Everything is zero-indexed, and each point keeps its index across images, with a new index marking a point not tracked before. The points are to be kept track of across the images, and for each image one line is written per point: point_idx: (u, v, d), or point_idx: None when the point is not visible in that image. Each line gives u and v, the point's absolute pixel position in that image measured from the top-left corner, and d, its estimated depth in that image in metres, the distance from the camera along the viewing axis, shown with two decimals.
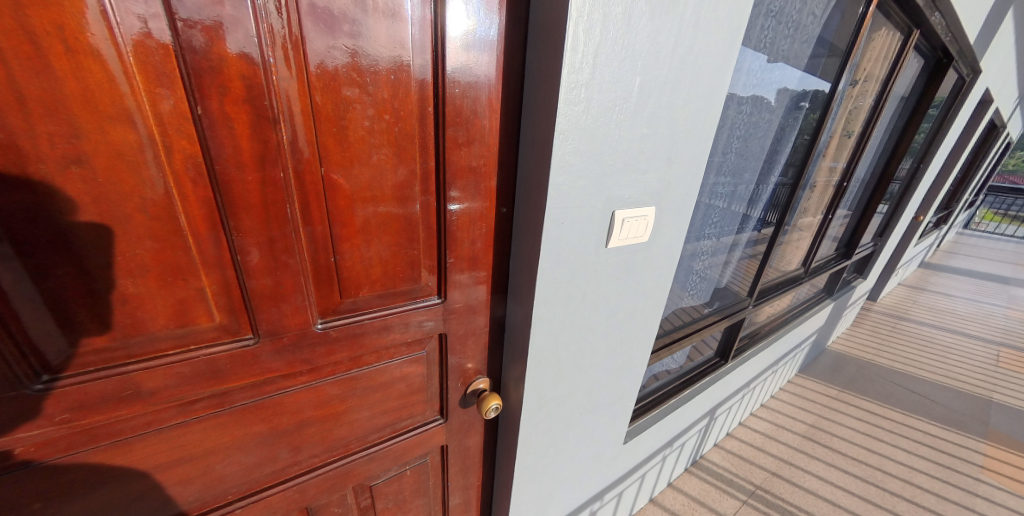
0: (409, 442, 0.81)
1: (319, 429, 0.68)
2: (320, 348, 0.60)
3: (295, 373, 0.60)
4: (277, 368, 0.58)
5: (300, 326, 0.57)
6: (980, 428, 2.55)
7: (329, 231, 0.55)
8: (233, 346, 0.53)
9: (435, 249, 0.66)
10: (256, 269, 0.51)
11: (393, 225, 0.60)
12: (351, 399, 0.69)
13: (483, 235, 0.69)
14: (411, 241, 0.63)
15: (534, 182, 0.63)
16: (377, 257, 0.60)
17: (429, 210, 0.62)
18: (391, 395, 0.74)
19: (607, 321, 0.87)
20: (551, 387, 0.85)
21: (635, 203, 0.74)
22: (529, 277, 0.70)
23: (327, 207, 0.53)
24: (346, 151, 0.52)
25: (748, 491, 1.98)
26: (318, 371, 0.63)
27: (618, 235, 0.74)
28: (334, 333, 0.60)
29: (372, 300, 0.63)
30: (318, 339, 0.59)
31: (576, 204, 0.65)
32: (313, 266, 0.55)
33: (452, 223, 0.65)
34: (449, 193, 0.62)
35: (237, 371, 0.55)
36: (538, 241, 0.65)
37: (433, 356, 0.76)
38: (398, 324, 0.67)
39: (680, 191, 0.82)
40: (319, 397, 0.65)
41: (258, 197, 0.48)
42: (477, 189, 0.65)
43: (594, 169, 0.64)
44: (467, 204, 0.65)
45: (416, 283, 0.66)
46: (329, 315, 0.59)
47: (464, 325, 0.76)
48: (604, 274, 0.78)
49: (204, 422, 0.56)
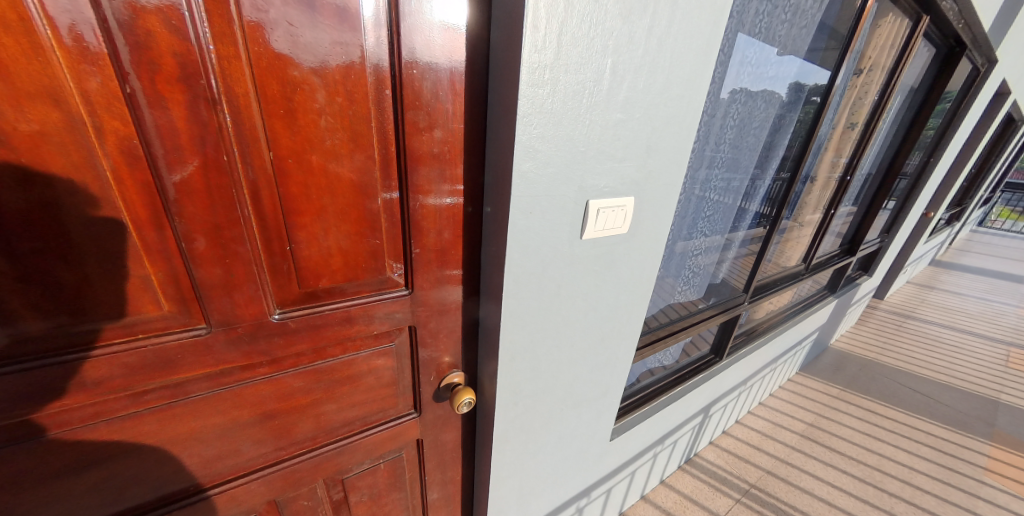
0: (382, 436, 0.80)
1: (283, 421, 0.67)
2: (278, 339, 0.59)
3: (253, 363, 0.59)
4: (233, 359, 0.56)
5: (255, 316, 0.55)
6: (985, 428, 2.50)
7: (284, 220, 0.53)
8: (182, 336, 0.51)
9: (401, 240, 0.64)
10: (203, 257, 0.50)
11: (353, 214, 0.58)
12: (317, 392, 0.68)
13: (450, 225, 0.67)
14: (373, 232, 0.61)
15: (500, 170, 0.61)
16: (336, 247, 0.59)
17: (390, 199, 0.60)
18: (360, 389, 0.73)
19: (584, 315, 0.85)
20: (527, 382, 0.84)
21: (611, 192, 0.71)
22: (498, 269, 0.67)
23: (279, 194, 0.51)
24: (297, 135, 0.50)
25: (742, 489, 1.96)
26: (279, 363, 0.61)
27: (593, 227, 0.71)
28: (293, 324, 0.59)
29: (335, 291, 0.61)
30: (276, 330, 0.58)
31: (544, 193, 0.62)
32: (267, 256, 0.54)
33: (417, 213, 0.63)
34: (412, 180, 0.60)
35: (189, 362, 0.53)
36: (505, 231, 0.63)
37: (404, 350, 0.75)
38: (363, 316, 0.65)
39: (660, 181, 0.79)
40: (282, 389, 0.64)
41: (201, 183, 0.46)
42: (442, 177, 0.63)
43: (564, 156, 0.61)
44: (432, 194, 0.63)
45: (381, 274, 0.64)
46: (287, 305, 0.58)
47: (435, 318, 0.74)
48: (580, 267, 0.76)
49: (158, 414, 0.55)
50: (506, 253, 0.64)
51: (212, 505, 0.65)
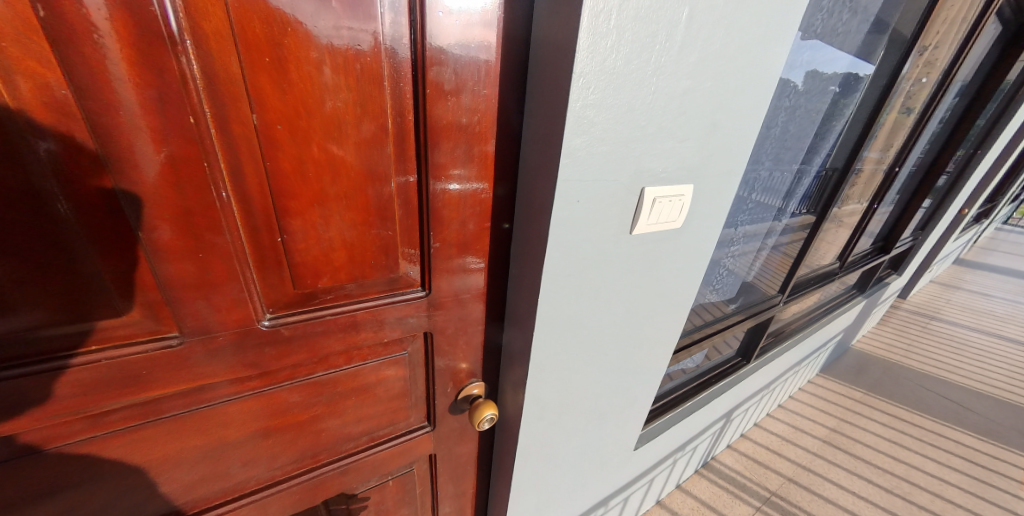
0: (391, 452, 0.71)
1: (279, 439, 0.57)
2: (271, 349, 0.49)
3: (242, 377, 0.49)
4: (216, 374, 0.46)
5: (240, 322, 0.45)
6: (1018, 439, 2.38)
7: (274, 205, 0.42)
8: (150, 347, 0.41)
9: (418, 232, 0.53)
10: (171, 251, 0.39)
11: (360, 199, 0.47)
12: (318, 406, 0.58)
13: (476, 215, 0.56)
14: (384, 222, 0.50)
15: (543, 148, 0.49)
16: (339, 240, 0.48)
17: (406, 182, 0.49)
18: (367, 401, 0.64)
19: (622, 321, 0.74)
20: (555, 394, 0.74)
21: (667, 179, 0.59)
22: (533, 269, 0.57)
23: (268, 171, 0.41)
24: (288, 95, 0.39)
25: (762, 497, 1.87)
26: (273, 375, 0.52)
27: (645, 220, 0.60)
28: (289, 332, 0.49)
29: (339, 293, 0.51)
30: (267, 338, 0.48)
31: (595, 178, 0.51)
32: (253, 250, 0.43)
33: (437, 199, 0.52)
34: (433, 159, 0.49)
35: (161, 378, 0.43)
36: (545, 224, 0.52)
37: (418, 359, 0.65)
38: (371, 321, 0.55)
39: (721, 166, 0.66)
40: (277, 405, 0.55)
41: (165, 154, 0.35)
42: (469, 155, 0.51)
43: (622, 131, 0.49)
44: (458, 177, 0.52)
45: (393, 273, 0.54)
46: (280, 310, 0.48)
47: (454, 323, 0.64)
48: (623, 267, 0.65)
49: (126, 437, 0.45)
50: (544, 251, 0.53)
51: None
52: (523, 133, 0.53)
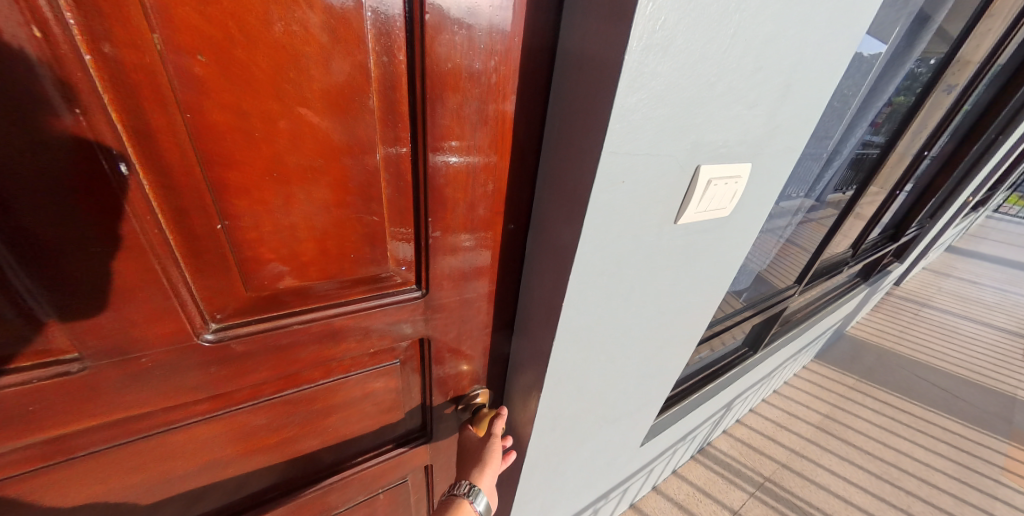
0: (382, 468, 0.62)
1: (243, 465, 0.47)
2: (222, 368, 0.38)
3: (185, 404, 0.38)
4: (145, 404, 0.35)
5: (174, 338, 0.34)
6: (1004, 427, 2.42)
7: (206, 178, 0.30)
8: (42, 377, 0.29)
9: (413, 217, 0.41)
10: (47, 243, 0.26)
11: (334, 173, 0.34)
12: (291, 425, 0.48)
13: (487, 197, 0.44)
14: (368, 204, 0.37)
15: (581, 111, 0.37)
16: (307, 227, 0.36)
17: (397, 151, 0.37)
18: (353, 416, 0.54)
19: (650, 324, 0.63)
20: (570, 404, 0.64)
21: (726, 156, 0.47)
22: (556, 265, 0.46)
23: (192, 128, 0.28)
24: (214, 10, 0.25)
25: (757, 483, 1.87)
26: (228, 397, 0.41)
27: (694, 208, 0.48)
28: (245, 348, 0.38)
29: (311, 296, 0.40)
30: (214, 356, 0.36)
31: (647, 153, 0.39)
32: (180, 241, 0.31)
33: (438, 175, 0.39)
34: (434, 119, 0.36)
35: (66, 413, 0.32)
36: (578, 212, 0.40)
37: (411, 368, 0.54)
38: (354, 328, 0.44)
39: (786, 143, 0.54)
40: (237, 430, 0.44)
41: (0, 89, 0.22)
42: (481, 116, 0.39)
43: (687, 89, 0.37)
44: (466, 146, 0.39)
45: (381, 270, 0.42)
46: (231, 320, 0.36)
47: (455, 327, 0.53)
48: (660, 263, 0.54)
49: (28, 484, 0.34)
50: (574, 246, 0.42)
51: None
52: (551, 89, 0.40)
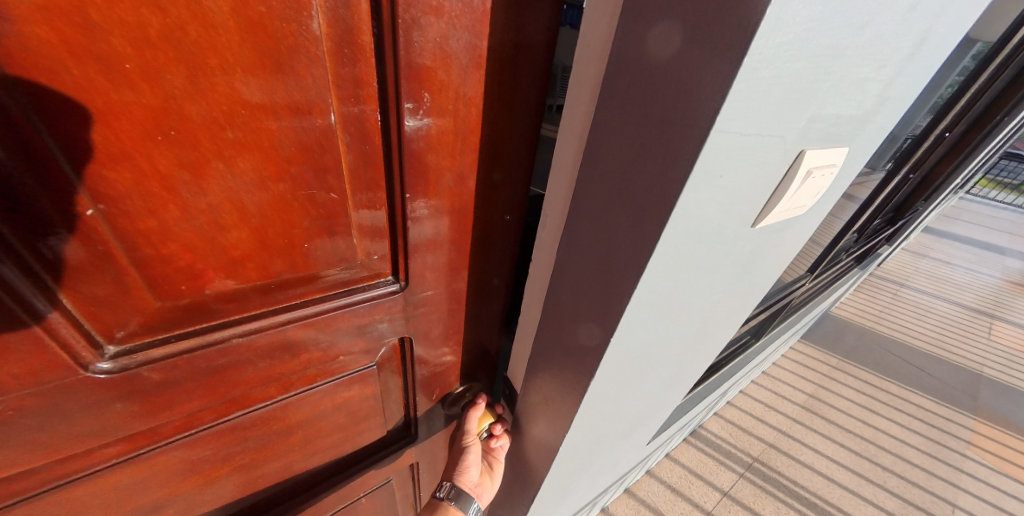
0: (361, 478, 0.54)
1: (190, 501, 0.40)
2: (136, 397, 0.29)
3: (85, 451, 0.29)
4: (15, 465, 0.26)
5: (53, 370, 0.24)
6: (970, 402, 2.52)
7: (50, 138, 0.19)
8: None
9: (384, 194, 0.32)
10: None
11: (268, 131, 0.25)
12: (246, 450, 0.41)
13: (478, 166, 0.36)
14: (322, 176, 0.28)
15: (682, 70, 0.26)
16: (235, 207, 0.26)
17: (358, 103, 0.27)
18: (323, 430, 0.46)
19: (693, 336, 0.55)
20: (598, 424, 0.56)
21: (832, 138, 0.37)
22: (609, 277, 0.36)
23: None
24: None
25: (745, 463, 1.89)
26: (150, 433, 0.32)
27: (782, 205, 0.39)
28: (164, 375, 0.29)
29: (253, 301, 0.31)
30: (116, 389, 0.28)
31: (759, 129, 0.28)
32: (31, 236, 0.21)
33: (414, 139, 0.30)
34: (409, 58, 0.27)
35: None
36: (653, 205, 0.30)
37: (391, 371, 0.46)
38: (315, 334, 0.36)
39: (881, 123, 0.44)
40: (171, 467, 0.36)
41: None
42: (471, 56, 0.29)
43: (831, 40, 0.27)
44: (452, 97, 0.30)
45: (346, 263, 0.34)
46: (135, 342, 0.27)
47: (443, 324, 0.46)
48: (723, 270, 0.44)
49: None
50: (645, 252, 0.32)
51: None
52: (625, 36, 0.28)
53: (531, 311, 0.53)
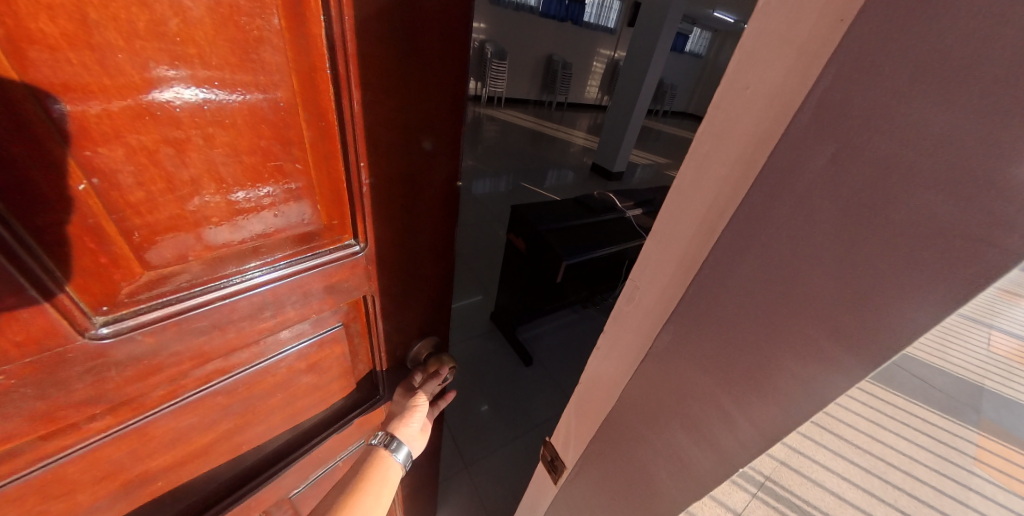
0: (343, 434, 0.61)
1: (180, 473, 0.45)
2: (126, 366, 0.33)
3: (72, 425, 0.33)
4: (14, 437, 0.29)
5: (53, 334, 0.28)
6: (973, 415, 2.24)
7: (50, 120, 0.23)
8: None
9: (342, 166, 0.38)
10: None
11: (241, 110, 0.30)
12: (228, 419, 0.46)
13: (422, 137, 0.42)
14: (288, 149, 0.34)
15: (974, 150, 0.20)
16: (212, 178, 0.31)
17: (314, 86, 0.33)
18: (298, 394, 0.51)
19: None
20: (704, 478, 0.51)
21: None
22: (803, 366, 0.32)
23: (4, 41, 0.20)
24: None
25: (757, 482, 1.71)
26: (135, 404, 0.36)
27: None
28: (157, 338, 0.33)
29: (227, 267, 0.35)
30: (108, 355, 0.31)
31: None
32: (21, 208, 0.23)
33: (365, 116, 0.37)
34: (357, 46, 0.33)
35: None
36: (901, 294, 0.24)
37: (357, 331, 0.52)
38: (287, 297, 0.40)
39: None
40: (160, 436, 0.40)
41: None
42: (407, 42, 0.36)
43: None
44: (393, 77, 0.37)
45: (310, 226, 0.39)
46: (122, 310, 0.31)
47: (405, 279, 0.52)
48: None
49: None
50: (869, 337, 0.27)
51: None
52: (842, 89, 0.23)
53: (628, 370, 0.49)
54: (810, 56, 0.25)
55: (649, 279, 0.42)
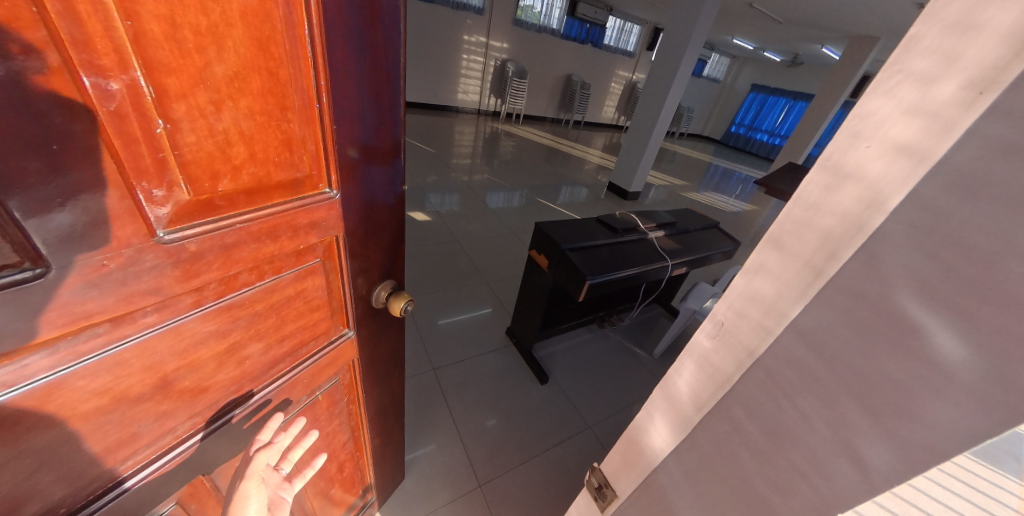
0: (318, 366, 0.76)
1: (198, 380, 0.56)
2: (173, 270, 0.45)
3: (133, 317, 0.43)
4: (104, 313, 0.40)
5: (125, 239, 0.39)
6: None
7: (148, 85, 0.37)
8: (12, 281, 0.32)
9: (319, 129, 0.54)
10: (4, 149, 0.30)
11: (255, 84, 0.45)
12: (234, 333, 0.58)
13: (371, 110, 0.60)
14: (282, 113, 0.49)
15: None
16: (236, 132, 0.45)
17: (300, 70, 0.49)
18: (287, 318, 0.66)
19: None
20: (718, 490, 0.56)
21: None
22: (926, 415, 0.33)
23: (135, 35, 0.34)
24: None
25: None
26: (175, 306, 0.47)
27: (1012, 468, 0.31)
28: (196, 248, 0.46)
29: (240, 201, 0.48)
30: (169, 255, 0.43)
31: None
32: (118, 140, 0.36)
33: (334, 93, 0.54)
34: (328, 43, 0.50)
35: (54, 318, 0.37)
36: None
37: (331, 268, 0.68)
38: (284, 228, 0.55)
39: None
40: (189, 338, 0.52)
41: (26, 17, 0.29)
42: (360, 43, 0.54)
43: None
44: (351, 65, 0.54)
45: (298, 173, 0.54)
46: (176, 227, 0.43)
47: (365, 223, 0.69)
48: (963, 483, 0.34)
49: (23, 399, 0.38)
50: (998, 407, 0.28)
51: (146, 488, 0.55)
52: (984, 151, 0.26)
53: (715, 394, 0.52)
54: (944, 123, 0.29)
55: (744, 309, 0.46)
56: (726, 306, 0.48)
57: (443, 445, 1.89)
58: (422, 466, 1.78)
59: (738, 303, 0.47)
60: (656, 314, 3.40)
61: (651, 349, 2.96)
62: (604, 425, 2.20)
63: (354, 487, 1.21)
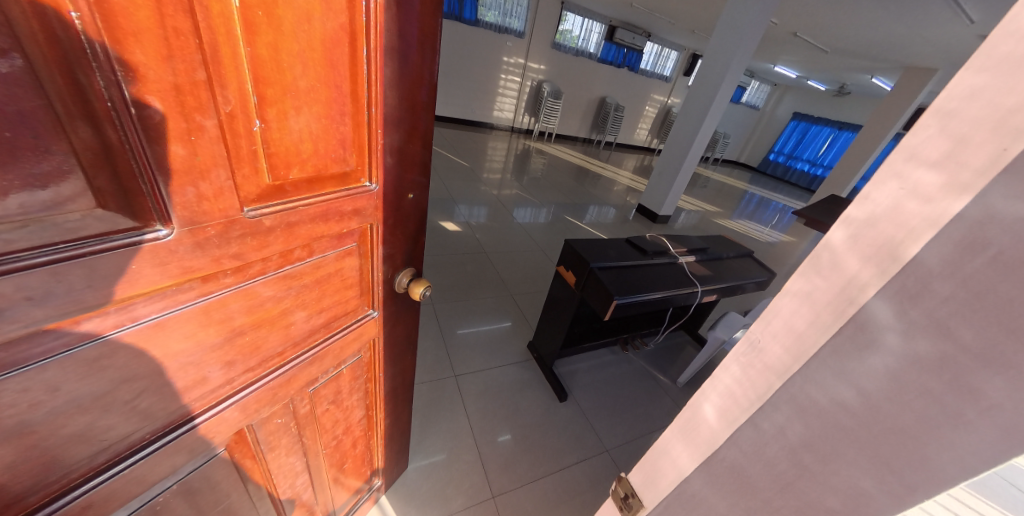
0: (346, 339, 0.86)
1: (254, 337, 0.66)
2: (251, 240, 0.55)
3: (217, 276, 0.54)
4: (202, 268, 0.51)
5: (225, 212, 0.50)
6: None
7: (253, 92, 0.49)
8: (135, 239, 0.42)
9: (367, 132, 0.66)
10: (159, 135, 0.42)
11: (324, 94, 0.57)
12: (286, 301, 0.69)
13: (409, 118, 0.72)
14: (341, 117, 0.61)
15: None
16: (307, 131, 0.57)
17: (358, 84, 0.61)
18: (327, 292, 0.76)
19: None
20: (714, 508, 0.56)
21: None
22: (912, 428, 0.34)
23: (251, 58, 0.47)
24: None
25: None
26: (246, 270, 0.58)
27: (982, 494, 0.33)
28: (270, 222, 0.57)
29: (303, 187, 0.60)
30: (250, 227, 0.54)
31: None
32: (229, 135, 0.48)
33: (383, 103, 0.65)
34: (382, 64, 0.62)
35: (170, 272, 0.48)
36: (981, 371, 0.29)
37: (363, 251, 0.78)
38: (334, 212, 0.66)
39: None
40: (254, 300, 0.62)
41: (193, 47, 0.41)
42: (406, 63, 0.66)
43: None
44: (398, 82, 0.66)
45: (347, 167, 0.66)
46: (257, 207, 0.54)
47: (395, 213, 0.80)
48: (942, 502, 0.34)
49: (139, 332, 0.48)
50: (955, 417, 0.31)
51: (206, 428, 0.64)
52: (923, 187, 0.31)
53: (738, 418, 0.48)
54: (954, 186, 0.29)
55: (781, 334, 0.42)
56: (764, 327, 0.44)
57: (460, 453, 1.94)
58: (439, 471, 1.83)
59: (774, 327, 0.43)
60: (682, 341, 3.34)
61: (674, 377, 2.90)
62: (623, 449, 2.19)
63: (365, 466, 1.30)
